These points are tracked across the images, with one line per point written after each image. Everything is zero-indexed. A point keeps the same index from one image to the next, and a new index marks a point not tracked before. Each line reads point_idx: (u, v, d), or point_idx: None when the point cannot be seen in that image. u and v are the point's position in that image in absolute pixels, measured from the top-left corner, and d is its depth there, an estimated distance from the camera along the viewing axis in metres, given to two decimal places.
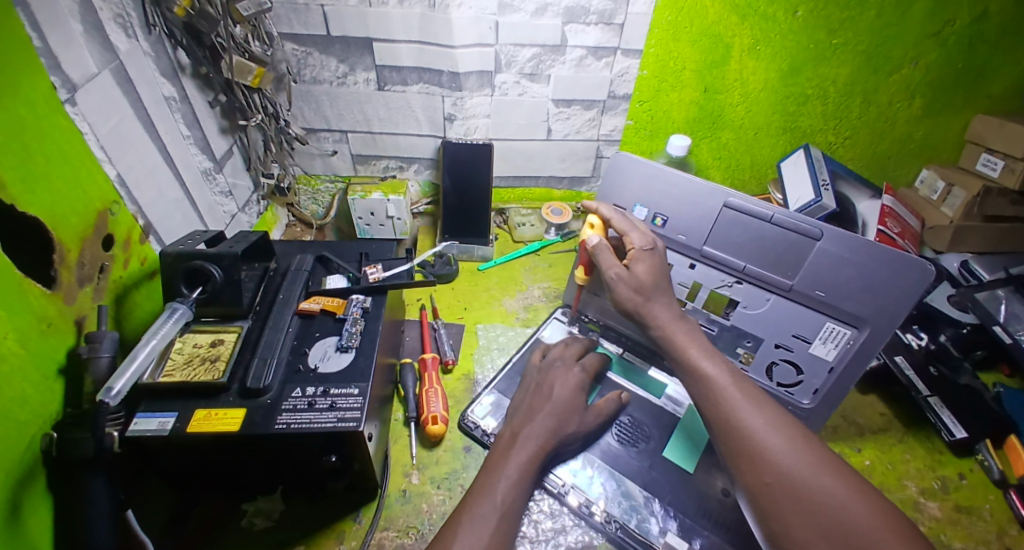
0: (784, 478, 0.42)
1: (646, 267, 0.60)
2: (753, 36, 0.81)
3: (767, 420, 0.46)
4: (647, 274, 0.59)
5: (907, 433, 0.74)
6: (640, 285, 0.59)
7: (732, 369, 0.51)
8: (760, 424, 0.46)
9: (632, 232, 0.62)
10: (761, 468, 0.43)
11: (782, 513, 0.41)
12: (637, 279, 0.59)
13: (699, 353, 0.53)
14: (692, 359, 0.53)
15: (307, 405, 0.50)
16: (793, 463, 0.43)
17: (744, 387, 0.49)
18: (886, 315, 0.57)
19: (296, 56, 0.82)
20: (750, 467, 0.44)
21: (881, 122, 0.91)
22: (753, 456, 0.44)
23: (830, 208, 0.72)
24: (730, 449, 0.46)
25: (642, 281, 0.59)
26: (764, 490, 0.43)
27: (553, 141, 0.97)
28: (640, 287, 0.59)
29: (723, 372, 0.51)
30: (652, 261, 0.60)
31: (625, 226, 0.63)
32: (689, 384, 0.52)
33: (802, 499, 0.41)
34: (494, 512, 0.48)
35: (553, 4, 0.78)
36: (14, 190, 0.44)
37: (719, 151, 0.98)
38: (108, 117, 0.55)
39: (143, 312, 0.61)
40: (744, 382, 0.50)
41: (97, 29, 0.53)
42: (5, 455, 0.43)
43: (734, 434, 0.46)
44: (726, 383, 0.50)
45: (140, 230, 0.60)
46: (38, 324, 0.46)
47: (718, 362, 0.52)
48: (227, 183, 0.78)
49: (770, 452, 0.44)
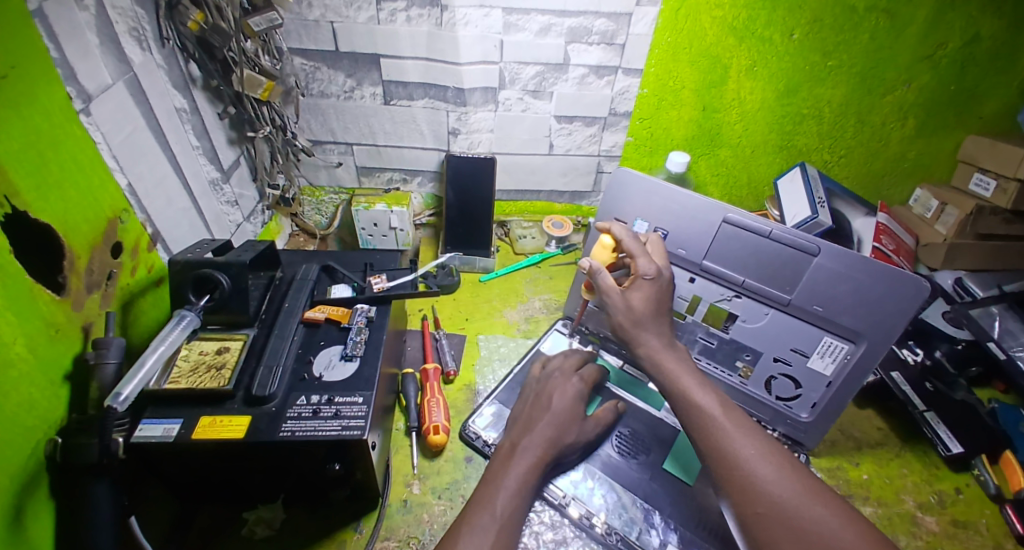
0: (776, 508, 0.43)
1: (641, 296, 0.60)
2: (751, 57, 0.83)
3: (757, 449, 0.47)
4: (642, 302, 0.60)
5: (905, 447, 0.74)
6: (633, 312, 0.60)
7: (723, 397, 0.52)
8: (751, 454, 0.46)
9: (639, 258, 0.61)
10: (753, 497, 0.44)
11: (776, 544, 0.41)
12: (632, 307, 0.60)
13: (692, 382, 0.54)
14: (685, 387, 0.54)
15: (311, 414, 0.51)
16: (785, 492, 0.43)
17: (735, 416, 0.50)
18: (882, 330, 0.58)
19: (304, 70, 0.84)
20: (742, 497, 0.44)
21: (875, 142, 0.94)
22: (744, 486, 0.45)
23: (826, 225, 0.73)
24: (723, 479, 0.47)
25: (637, 309, 0.60)
26: (756, 520, 0.43)
27: (554, 156, 0.99)
28: (633, 314, 0.60)
29: (713, 402, 0.51)
30: (651, 289, 0.61)
31: (634, 250, 0.62)
32: (680, 414, 0.53)
33: (795, 530, 0.41)
34: (493, 522, 0.48)
35: (556, 24, 0.80)
36: (27, 197, 0.45)
37: (717, 168, 1.00)
38: (122, 127, 0.56)
39: (149, 320, 0.61)
40: (734, 411, 0.50)
41: (113, 42, 0.55)
42: (12, 459, 0.43)
43: (726, 464, 0.47)
44: (717, 412, 0.50)
45: (148, 239, 0.61)
46: (46, 330, 0.46)
47: (708, 392, 0.53)
48: (234, 193, 0.80)
49: (762, 481, 0.44)
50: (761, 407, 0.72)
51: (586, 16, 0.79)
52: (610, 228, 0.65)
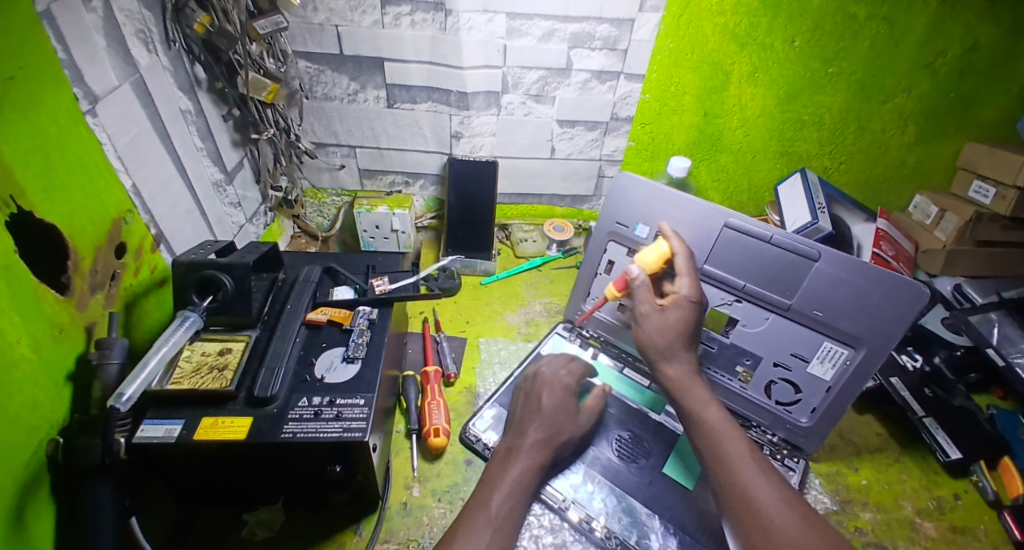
0: None
1: (678, 316, 0.61)
2: (752, 64, 0.84)
3: (780, 494, 0.48)
4: (677, 323, 0.61)
5: (904, 453, 0.74)
6: (665, 330, 0.61)
7: (749, 443, 0.54)
8: (773, 498, 0.47)
9: (686, 278, 0.62)
10: (772, 541, 0.44)
11: None
12: (667, 325, 0.61)
13: (721, 424, 0.56)
14: (713, 428, 0.55)
15: (313, 415, 0.51)
16: (804, 537, 0.44)
17: (760, 462, 0.51)
18: (881, 335, 0.59)
19: (308, 73, 0.84)
20: (761, 540, 0.45)
21: (875, 149, 0.94)
22: (765, 529, 0.46)
23: (826, 230, 0.74)
24: (743, 521, 0.47)
25: (670, 329, 0.61)
26: None
27: (556, 160, 0.99)
28: (665, 333, 0.61)
29: (740, 445, 0.53)
30: (688, 314, 0.62)
31: (684, 268, 0.62)
32: (707, 456, 0.54)
33: None
34: (485, 521, 0.49)
35: (559, 29, 0.81)
36: (34, 198, 0.45)
37: (718, 173, 1.00)
38: (127, 128, 0.57)
39: (152, 320, 0.61)
40: (759, 458, 0.52)
41: (120, 44, 0.55)
42: (15, 460, 0.43)
43: (747, 506, 0.48)
44: (743, 455, 0.52)
45: (152, 239, 0.61)
46: (51, 331, 0.47)
47: (735, 434, 0.54)
48: (237, 195, 0.80)
49: (782, 526, 0.45)
50: (760, 411, 0.72)
51: (588, 22, 0.80)
52: (672, 238, 0.64)
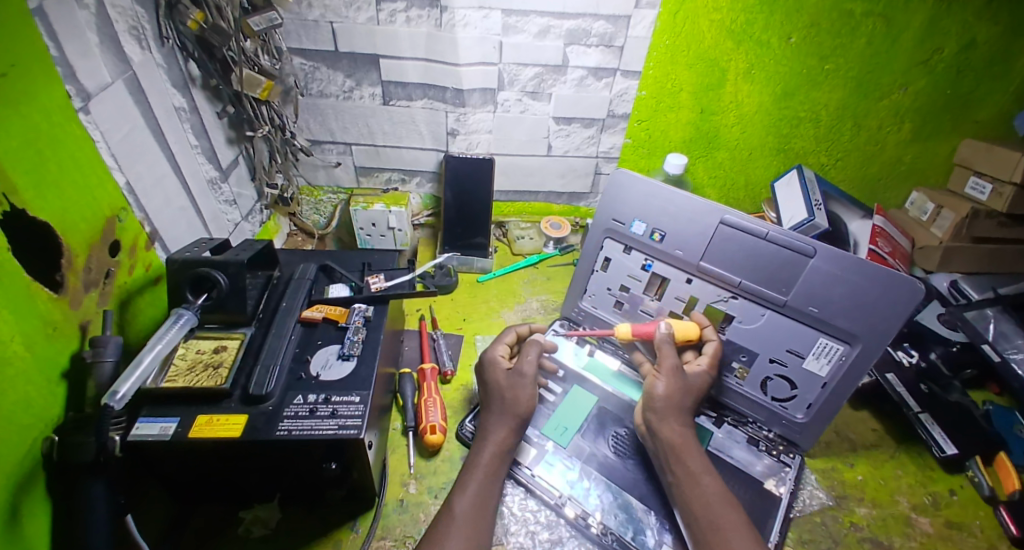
0: None
1: (698, 383, 0.65)
2: (749, 61, 0.84)
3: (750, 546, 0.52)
4: (694, 389, 0.65)
5: (899, 449, 0.75)
6: (685, 391, 0.64)
7: (723, 489, 0.58)
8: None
9: (712, 356, 0.67)
10: None
11: None
12: (687, 388, 0.64)
13: (699, 468, 0.59)
14: (694, 473, 0.58)
15: (309, 413, 0.51)
16: None
17: (734, 512, 0.55)
18: (876, 332, 0.59)
19: (304, 70, 0.84)
20: None
21: (871, 145, 0.94)
22: None
23: (822, 227, 0.74)
24: None
25: (689, 392, 0.64)
26: None
27: (552, 157, 0.99)
28: (683, 394, 0.64)
29: (716, 491, 0.57)
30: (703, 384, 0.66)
31: (713, 349, 0.68)
32: (683, 498, 0.57)
33: None
34: (451, 525, 0.52)
35: (555, 26, 0.80)
36: (25, 195, 0.45)
37: (715, 170, 1.00)
38: (120, 126, 0.56)
39: (147, 318, 0.61)
40: (732, 507, 0.56)
41: (112, 40, 0.55)
42: (8, 458, 0.43)
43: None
44: (719, 504, 0.56)
45: (146, 237, 0.61)
46: (44, 329, 0.46)
47: (713, 481, 0.58)
48: (232, 193, 0.80)
49: None
50: (756, 408, 0.72)
51: (584, 19, 0.80)
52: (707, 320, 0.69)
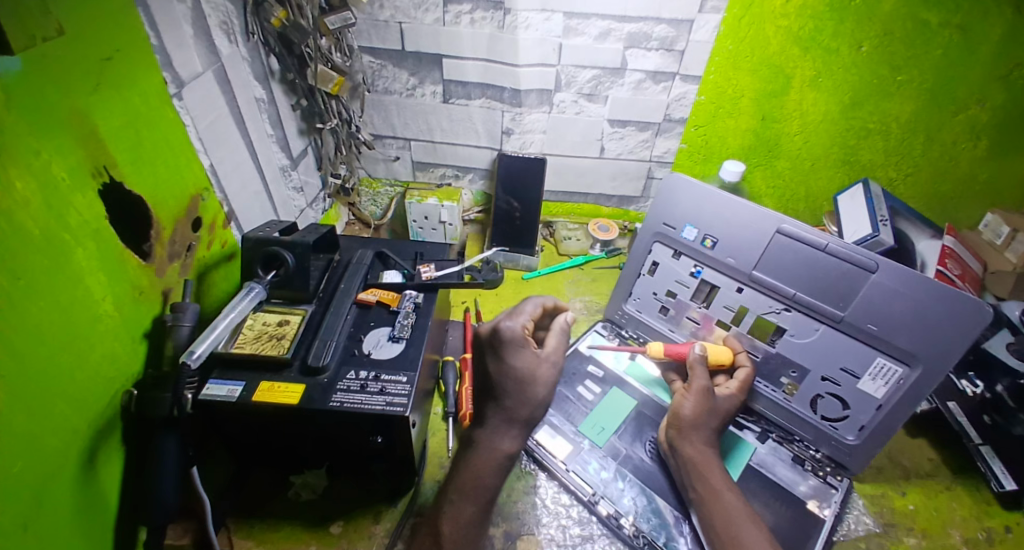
0: None
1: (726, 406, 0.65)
2: (815, 68, 0.81)
3: None
4: (720, 410, 0.65)
5: (956, 481, 0.70)
6: (712, 411, 0.64)
7: (746, 505, 0.57)
8: None
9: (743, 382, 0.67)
10: None
11: None
12: (714, 407, 0.64)
13: (721, 484, 0.58)
14: (717, 488, 0.58)
15: (360, 387, 0.54)
16: None
17: (758, 528, 0.54)
18: (939, 353, 0.56)
19: (372, 68, 0.88)
20: None
21: (944, 161, 0.88)
22: None
23: (887, 243, 0.71)
24: None
25: (716, 412, 0.64)
26: None
27: (605, 159, 0.99)
28: (710, 412, 0.64)
29: (739, 507, 0.56)
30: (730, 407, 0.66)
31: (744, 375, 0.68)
32: (704, 512, 0.57)
33: None
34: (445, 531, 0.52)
35: (615, 29, 0.81)
36: (124, 169, 0.50)
37: (774, 180, 0.97)
38: (207, 113, 0.62)
39: (219, 291, 0.67)
40: (756, 523, 0.55)
41: (205, 34, 0.60)
42: (95, 405, 0.48)
43: None
44: (741, 519, 0.55)
45: (224, 216, 0.66)
46: (132, 293, 0.52)
47: (735, 497, 0.57)
48: (300, 180, 0.85)
49: None
50: (803, 426, 0.69)
51: (646, 22, 0.80)
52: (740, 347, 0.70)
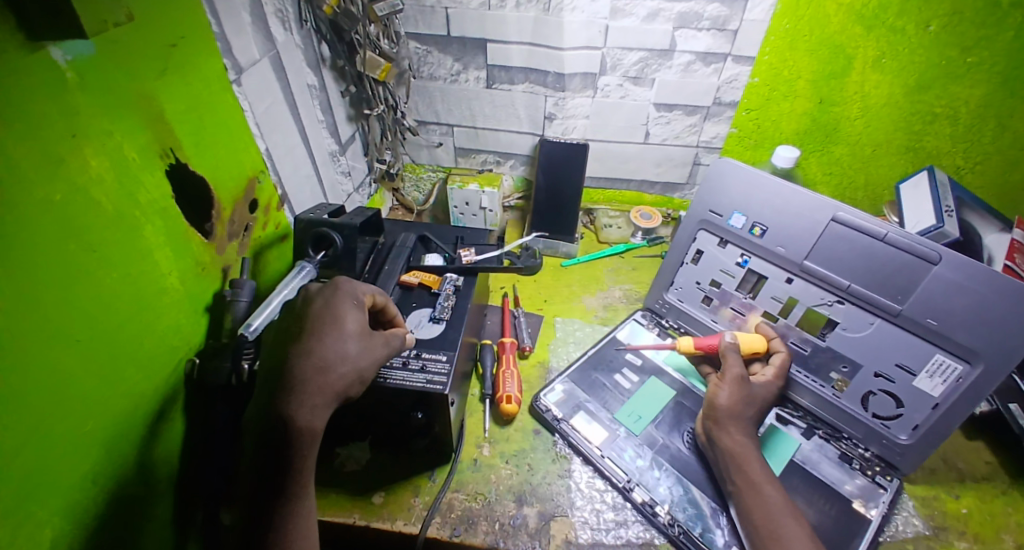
0: None
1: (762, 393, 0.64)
2: (880, 48, 0.75)
3: None
4: (757, 398, 0.63)
5: (1014, 486, 0.65)
6: (749, 400, 0.62)
7: (787, 499, 0.55)
8: None
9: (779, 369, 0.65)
10: None
11: None
12: (750, 396, 0.63)
13: (761, 477, 0.56)
14: (756, 481, 0.56)
15: (401, 364, 0.56)
16: None
17: (799, 523, 0.52)
18: (1005, 350, 0.51)
19: (417, 54, 0.90)
20: None
21: (1017, 149, 0.80)
22: None
23: (952, 236, 0.64)
24: None
25: (751, 400, 0.62)
26: None
27: (649, 145, 0.97)
28: (746, 401, 0.62)
29: (780, 501, 0.54)
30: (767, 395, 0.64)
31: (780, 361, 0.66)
32: (743, 503, 0.55)
33: None
34: None
35: (665, 9, 0.78)
36: (188, 151, 0.54)
37: (831, 166, 0.92)
38: (263, 99, 0.65)
39: (273, 270, 0.71)
40: (798, 518, 0.53)
41: (262, 21, 0.63)
42: (161, 370, 0.53)
43: None
44: (783, 513, 0.53)
45: (278, 199, 0.70)
46: (195, 268, 0.56)
47: (777, 490, 0.55)
48: (347, 165, 0.88)
49: None
50: (852, 423, 0.66)
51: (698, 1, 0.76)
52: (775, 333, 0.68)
